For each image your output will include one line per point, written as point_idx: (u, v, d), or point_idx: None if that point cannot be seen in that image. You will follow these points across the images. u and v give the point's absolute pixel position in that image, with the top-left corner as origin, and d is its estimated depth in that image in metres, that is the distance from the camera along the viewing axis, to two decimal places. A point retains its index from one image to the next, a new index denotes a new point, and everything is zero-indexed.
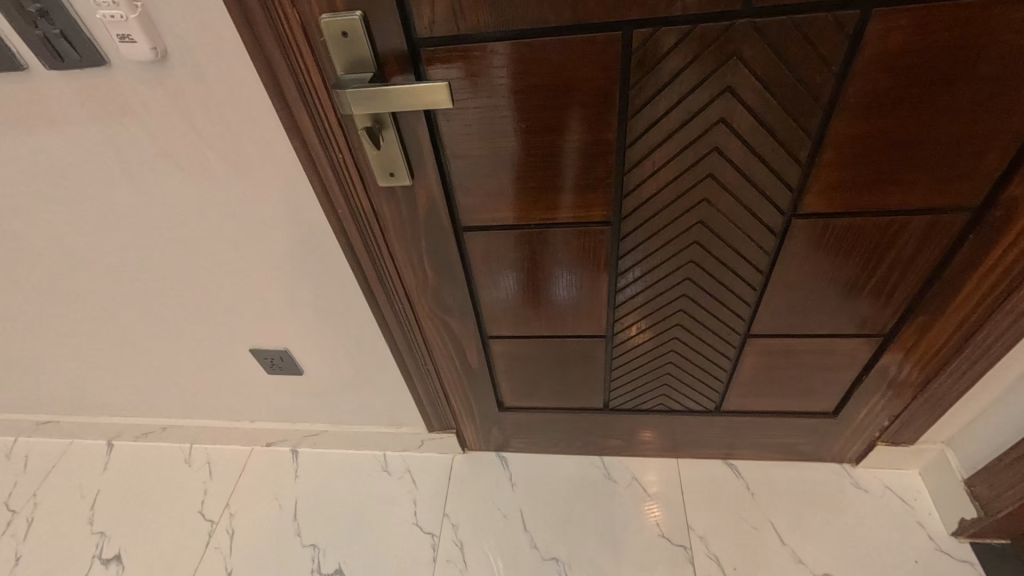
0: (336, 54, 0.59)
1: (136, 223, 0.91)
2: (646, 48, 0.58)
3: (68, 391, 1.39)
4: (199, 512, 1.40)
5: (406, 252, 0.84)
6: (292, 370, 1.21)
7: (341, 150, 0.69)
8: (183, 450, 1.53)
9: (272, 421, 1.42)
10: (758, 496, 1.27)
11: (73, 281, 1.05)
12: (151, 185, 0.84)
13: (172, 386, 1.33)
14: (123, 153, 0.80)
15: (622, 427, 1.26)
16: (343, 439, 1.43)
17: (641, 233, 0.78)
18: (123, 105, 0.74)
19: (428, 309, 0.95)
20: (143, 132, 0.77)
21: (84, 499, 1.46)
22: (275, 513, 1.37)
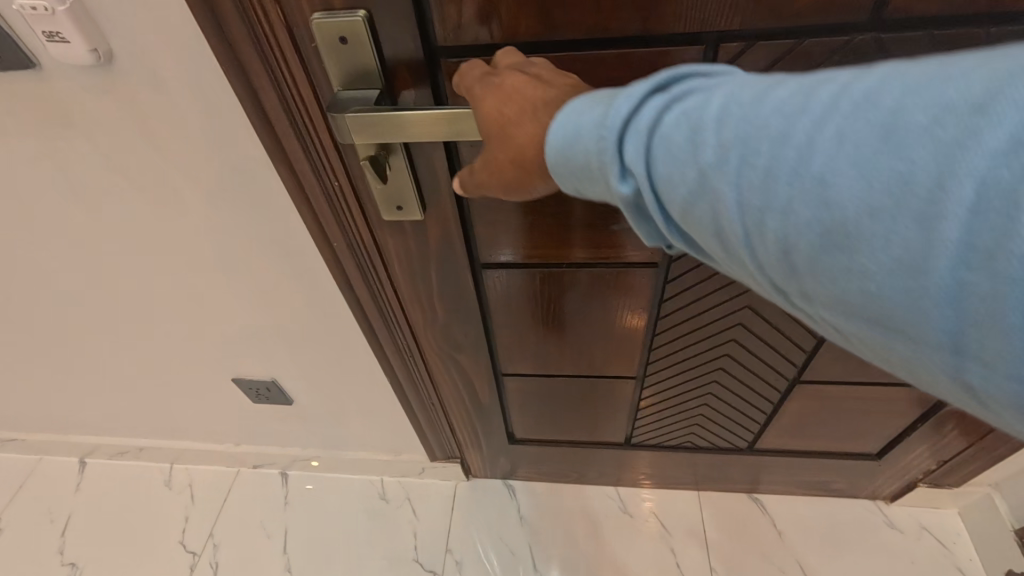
0: (331, 65, 0.45)
1: (95, 244, 0.78)
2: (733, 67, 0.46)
3: (33, 410, 1.27)
4: (180, 542, 1.29)
5: (413, 293, 0.72)
6: (281, 400, 1.11)
7: (337, 178, 0.56)
8: (162, 470, 1.41)
9: (259, 444, 1.31)
10: (785, 535, 1.18)
11: (27, 302, 0.92)
12: (109, 203, 0.71)
13: (148, 408, 1.21)
14: (71, 167, 0.66)
15: (642, 461, 1.16)
16: (338, 464, 1.33)
17: (694, 275, 0.68)
18: (64, 113, 0.60)
19: (436, 348, 0.83)
20: (96, 146, 0.64)
21: (54, 524, 1.34)
22: (263, 545, 1.27)
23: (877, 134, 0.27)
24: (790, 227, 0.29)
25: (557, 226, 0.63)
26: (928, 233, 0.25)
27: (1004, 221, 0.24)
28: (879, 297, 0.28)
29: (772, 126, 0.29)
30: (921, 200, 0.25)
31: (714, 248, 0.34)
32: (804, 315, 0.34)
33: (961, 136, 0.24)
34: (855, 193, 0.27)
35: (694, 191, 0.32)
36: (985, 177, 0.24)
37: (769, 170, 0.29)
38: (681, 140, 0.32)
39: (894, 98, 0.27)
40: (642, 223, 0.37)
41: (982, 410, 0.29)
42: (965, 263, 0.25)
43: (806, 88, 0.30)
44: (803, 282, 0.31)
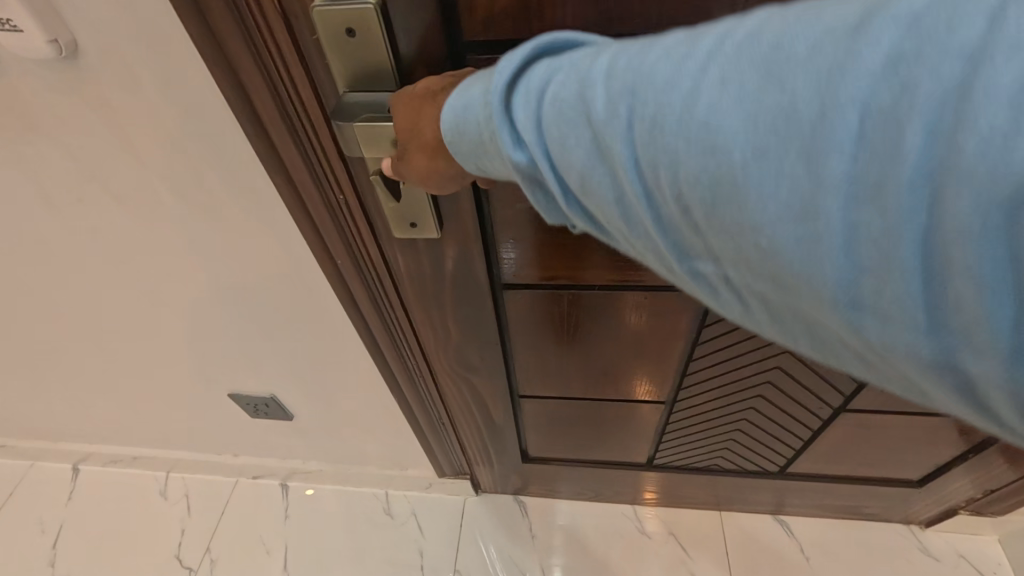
0: (336, 61, 0.37)
1: (78, 250, 0.71)
2: None
3: (22, 417, 1.21)
4: (176, 557, 1.23)
5: (425, 316, 0.65)
6: (282, 417, 1.06)
7: (342, 190, 0.49)
8: (158, 479, 1.36)
9: (259, 456, 1.25)
10: (812, 561, 1.12)
11: (9, 309, 0.86)
12: (92, 209, 0.64)
13: (142, 418, 1.15)
14: (46, 170, 0.60)
15: (663, 482, 1.10)
16: (341, 476, 1.27)
17: None
18: (30, 112, 0.53)
19: (449, 371, 0.76)
20: (72, 150, 0.57)
21: (45, 535, 1.29)
22: (262, 561, 1.21)
23: (758, 72, 0.23)
24: (677, 176, 0.25)
25: (588, 245, 0.56)
26: (820, 173, 0.22)
27: (893, 149, 0.20)
28: (780, 250, 0.24)
29: (649, 71, 0.25)
30: (808, 135, 0.22)
31: (608, 220, 0.30)
32: (708, 292, 0.30)
33: (843, 61, 0.21)
34: (740, 135, 0.23)
35: (580, 144, 0.28)
36: (869, 105, 0.21)
37: (650, 128, 0.25)
38: (562, 88, 0.28)
39: (772, 33, 0.23)
40: (537, 196, 0.32)
41: (891, 374, 0.27)
42: (858, 200, 0.22)
43: (687, 34, 0.26)
44: (702, 241, 0.27)
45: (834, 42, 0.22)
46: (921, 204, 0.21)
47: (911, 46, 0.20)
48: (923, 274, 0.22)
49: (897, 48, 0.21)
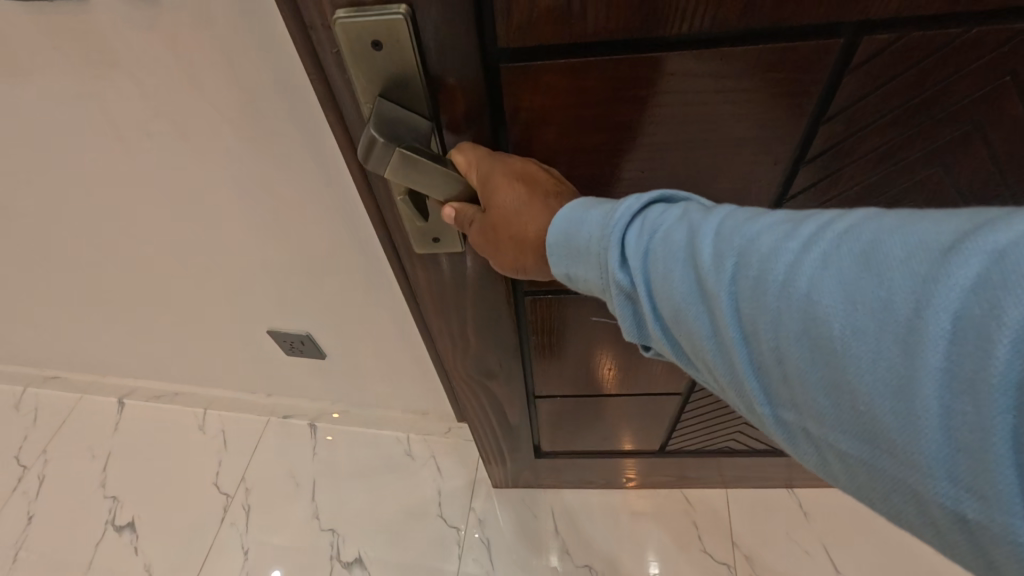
0: (363, 75, 0.37)
1: (138, 189, 0.77)
2: (869, 64, 0.39)
3: (74, 351, 1.30)
4: (214, 484, 1.34)
5: (442, 324, 0.64)
6: (315, 352, 1.08)
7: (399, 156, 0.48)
8: (196, 414, 1.45)
9: (291, 396, 1.32)
10: (810, 515, 1.18)
11: (70, 245, 0.92)
12: (153, 149, 0.70)
13: (183, 356, 1.22)
14: (114, 110, 0.65)
15: (678, 468, 1.13)
16: (365, 419, 1.34)
17: None
18: (109, 52, 0.58)
19: (467, 377, 0.75)
20: (138, 89, 0.62)
21: (97, 460, 1.40)
22: (293, 493, 1.31)
23: (855, 262, 0.26)
24: (775, 332, 0.29)
25: None
26: (912, 358, 0.24)
27: (981, 355, 0.22)
28: (869, 413, 0.27)
29: (756, 239, 0.30)
30: (902, 327, 0.25)
31: (701, 353, 0.34)
32: (790, 438, 0.32)
33: (936, 270, 0.24)
34: (838, 310, 0.26)
35: (684, 284, 0.32)
36: (961, 312, 0.23)
37: (757, 287, 0.29)
38: (672, 236, 0.34)
39: (872, 232, 0.27)
40: (630, 323, 0.37)
41: (971, 561, 0.26)
42: (951, 391, 0.24)
43: (795, 218, 0.30)
44: (794, 392, 0.29)
45: (931, 253, 0.25)
46: (1009, 406, 0.22)
47: (1000, 271, 0.22)
48: (1016, 469, 0.23)
49: (987, 268, 0.23)
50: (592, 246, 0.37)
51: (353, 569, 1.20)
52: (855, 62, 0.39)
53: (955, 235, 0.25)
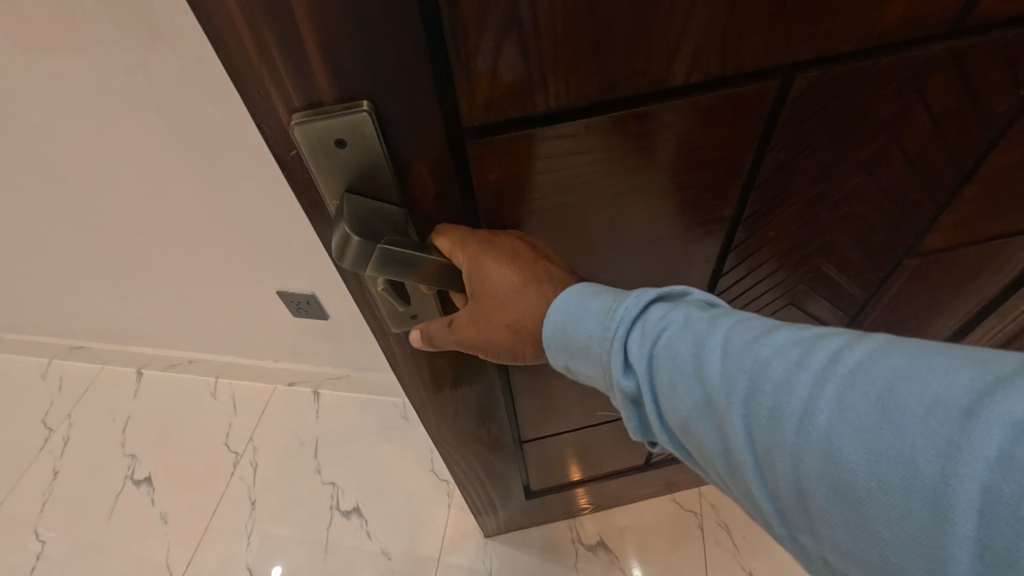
0: (331, 174, 0.39)
1: (171, 157, 0.90)
2: (802, 100, 0.46)
3: (99, 319, 1.43)
4: (224, 443, 1.47)
5: (421, 388, 0.67)
6: (318, 315, 1.22)
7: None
8: (208, 382, 1.58)
9: (295, 361, 1.46)
10: None
11: (105, 212, 1.05)
12: (187, 117, 0.83)
13: (203, 322, 1.36)
14: (157, 82, 0.79)
15: (663, 474, 1.24)
16: (365, 384, 1.48)
17: (734, 299, 0.71)
18: (157, 29, 0.72)
19: (451, 433, 0.78)
20: (180, 63, 0.76)
21: (116, 422, 1.53)
22: (296, 450, 1.44)
23: (875, 411, 0.28)
24: (794, 468, 0.30)
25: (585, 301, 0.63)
26: (936, 520, 0.25)
27: (1014, 534, 0.23)
28: (897, 566, 0.27)
29: (768, 369, 0.32)
30: (923, 489, 0.25)
31: (715, 465, 0.36)
32: (812, 564, 0.33)
33: (956, 434, 0.25)
34: (855, 459, 0.28)
35: (696, 397, 0.36)
36: (985, 485, 0.24)
37: (772, 419, 0.31)
38: (675, 346, 0.38)
39: (887, 376, 0.28)
40: (635, 424, 0.43)
41: None
42: (983, 563, 0.24)
43: (803, 341, 0.32)
44: (813, 526, 0.31)
45: (948, 412, 0.25)
46: None
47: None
48: None
49: (1012, 442, 0.23)
50: (596, 344, 0.43)
51: (351, 517, 1.33)
52: (792, 100, 0.46)
53: (976, 396, 0.25)
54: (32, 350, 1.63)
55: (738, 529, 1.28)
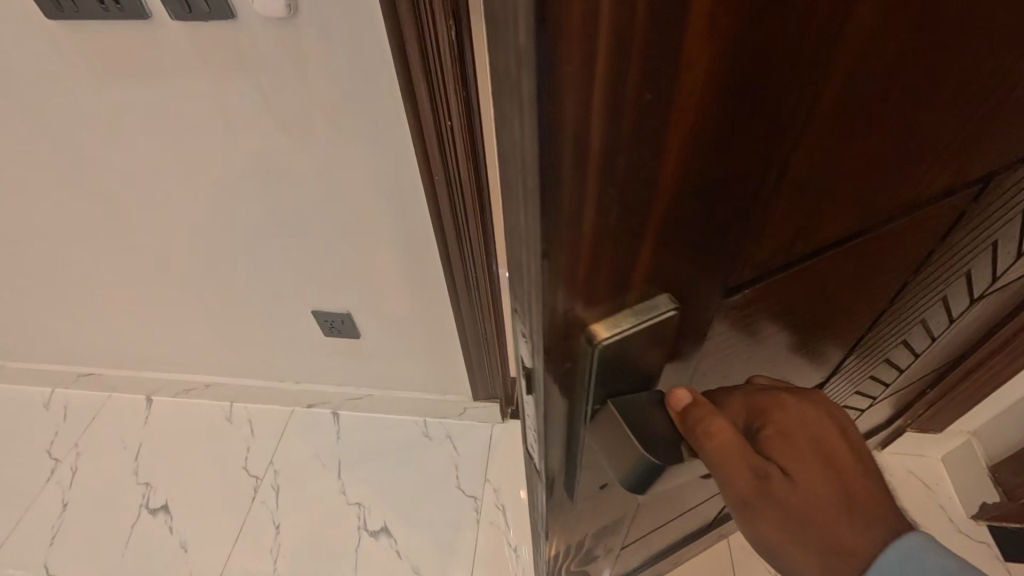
0: (604, 385, 0.33)
1: (225, 179, 0.91)
2: (991, 199, 0.43)
3: (115, 345, 1.41)
4: (244, 466, 1.45)
5: (574, 528, 0.55)
6: (351, 334, 1.23)
7: (451, 118, 0.76)
8: (223, 407, 1.56)
9: (317, 383, 1.45)
10: None
11: (143, 234, 1.05)
12: (250, 144, 0.85)
13: (227, 346, 1.34)
14: (228, 107, 0.80)
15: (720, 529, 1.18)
16: (386, 404, 1.48)
17: (846, 374, 0.69)
18: (239, 58, 0.73)
19: (574, 558, 0.66)
20: (255, 90, 0.77)
21: (127, 450, 1.49)
22: (319, 471, 1.42)
23: None
24: None
25: None
26: None
27: None
28: None
29: None
30: None
31: None
32: None
33: None
34: None
35: None
36: None
37: None
38: None
39: None
40: None
41: None
42: None
43: None
44: None
45: None
46: None
47: None
48: None
49: None
50: None
51: (380, 537, 1.32)
52: (986, 200, 0.43)
53: None
54: (36, 379, 1.59)
55: None
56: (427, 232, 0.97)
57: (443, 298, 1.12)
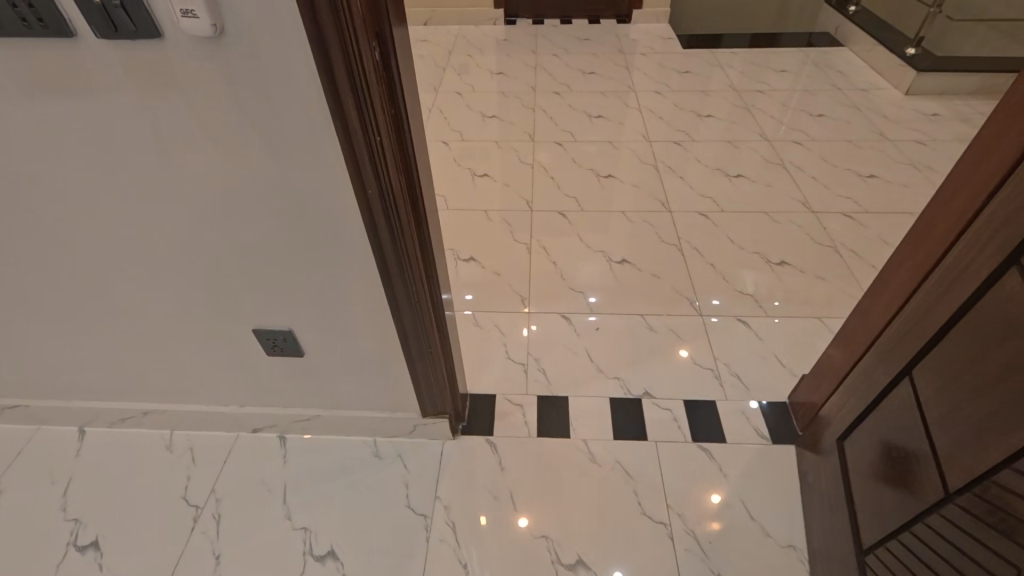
0: None
1: (158, 195, 0.91)
2: None
3: (44, 375, 1.35)
4: (182, 497, 1.39)
5: None
6: (294, 352, 1.23)
7: (381, 133, 0.80)
8: (162, 436, 1.51)
9: (263, 406, 1.42)
10: (729, 477, 1.42)
11: (73, 256, 1.03)
12: (183, 159, 0.86)
13: (168, 369, 1.31)
14: (160, 122, 0.81)
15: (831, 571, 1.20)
16: (333, 425, 1.46)
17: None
18: (169, 76, 0.75)
19: None
20: (187, 107, 0.78)
21: (55, 485, 1.41)
22: (263, 497, 1.39)
23: None
24: None
25: None
26: None
27: None
28: None
29: None
30: None
31: None
32: None
33: None
34: None
35: None
36: None
37: None
38: None
39: None
40: None
41: None
42: None
43: None
44: None
45: None
46: None
47: None
48: None
49: None
50: None
51: (326, 561, 1.28)
52: None
53: None
54: None
55: (707, 534, 1.32)
56: (364, 250, 0.98)
57: (383, 315, 1.12)
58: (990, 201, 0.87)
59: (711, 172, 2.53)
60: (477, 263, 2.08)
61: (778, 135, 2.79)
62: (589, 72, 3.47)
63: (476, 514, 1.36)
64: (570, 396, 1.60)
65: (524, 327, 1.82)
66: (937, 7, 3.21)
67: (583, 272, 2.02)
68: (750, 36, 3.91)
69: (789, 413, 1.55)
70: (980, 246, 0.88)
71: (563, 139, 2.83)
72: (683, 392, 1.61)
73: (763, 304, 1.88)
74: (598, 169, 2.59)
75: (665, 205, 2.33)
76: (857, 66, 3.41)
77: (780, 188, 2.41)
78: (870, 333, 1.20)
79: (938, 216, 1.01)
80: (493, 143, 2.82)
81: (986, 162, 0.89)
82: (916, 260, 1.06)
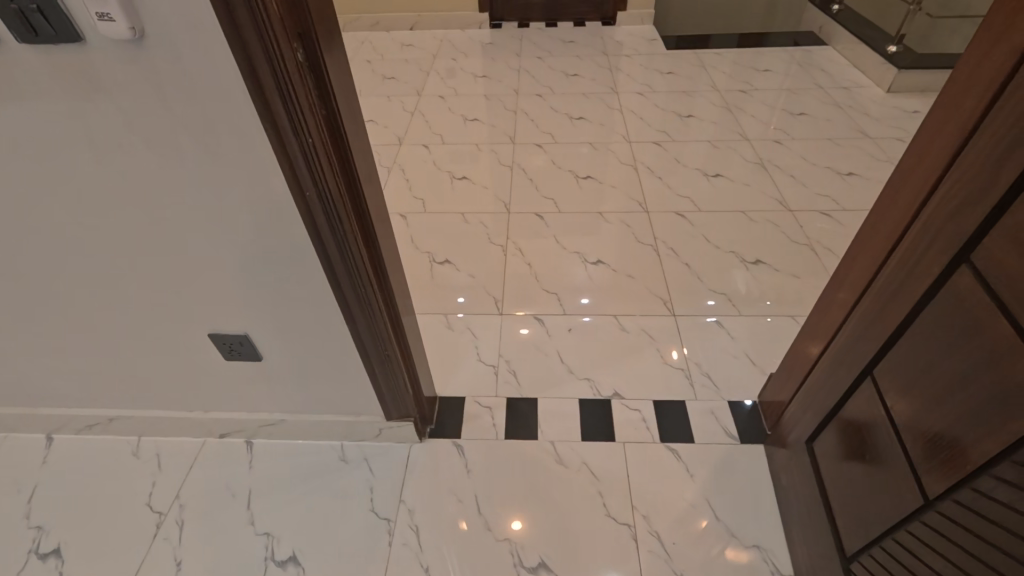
0: None
1: (97, 199, 0.91)
2: None
3: (7, 382, 1.35)
4: (147, 504, 1.39)
5: None
6: (252, 356, 1.23)
7: (312, 135, 0.80)
8: (129, 442, 1.50)
9: (227, 411, 1.42)
10: (696, 478, 1.41)
11: (22, 262, 1.03)
12: (119, 163, 0.85)
13: (128, 375, 1.30)
14: (91, 126, 0.81)
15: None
16: (298, 430, 1.46)
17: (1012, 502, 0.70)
18: (94, 79, 0.75)
19: None
20: (116, 111, 0.78)
21: (20, 493, 1.41)
22: (227, 502, 1.38)
23: None
24: None
25: None
26: None
27: None
28: None
29: None
30: None
31: None
32: None
33: None
34: None
35: None
36: None
37: None
38: None
39: None
40: None
41: None
42: None
43: None
44: None
45: None
46: None
47: None
48: None
49: None
50: None
51: (287, 567, 1.28)
52: None
53: None
54: None
55: (671, 536, 1.31)
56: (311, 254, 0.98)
57: (337, 319, 1.12)
58: (931, 197, 0.87)
59: (691, 172, 2.53)
60: (453, 265, 2.08)
61: (758, 134, 2.78)
62: (573, 74, 3.47)
63: (441, 519, 1.35)
64: (540, 398, 1.60)
65: (497, 330, 1.81)
66: (918, 5, 3.21)
67: (558, 274, 2.02)
68: (736, 36, 3.90)
69: (758, 412, 1.54)
70: (927, 243, 0.87)
71: (543, 141, 2.83)
72: (654, 393, 1.60)
73: (737, 304, 1.87)
74: (578, 171, 2.59)
75: (643, 206, 2.33)
76: (840, 65, 3.40)
77: (758, 187, 2.40)
78: (830, 331, 1.20)
79: (885, 212, 1.00)
80: (474, 146, 2.82)
81: (925, 158, 0.89)
82: (868, 256, 1.06)
